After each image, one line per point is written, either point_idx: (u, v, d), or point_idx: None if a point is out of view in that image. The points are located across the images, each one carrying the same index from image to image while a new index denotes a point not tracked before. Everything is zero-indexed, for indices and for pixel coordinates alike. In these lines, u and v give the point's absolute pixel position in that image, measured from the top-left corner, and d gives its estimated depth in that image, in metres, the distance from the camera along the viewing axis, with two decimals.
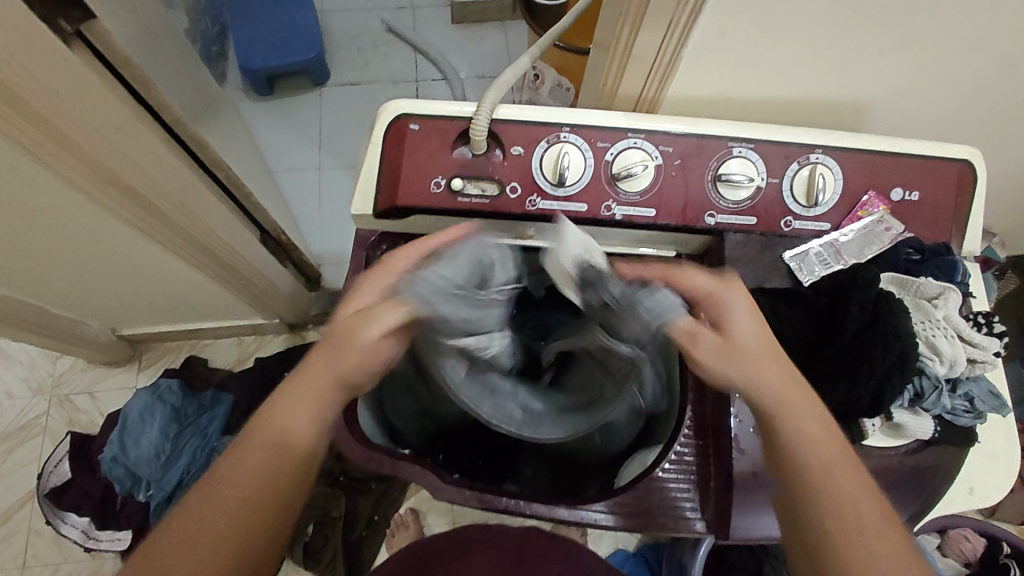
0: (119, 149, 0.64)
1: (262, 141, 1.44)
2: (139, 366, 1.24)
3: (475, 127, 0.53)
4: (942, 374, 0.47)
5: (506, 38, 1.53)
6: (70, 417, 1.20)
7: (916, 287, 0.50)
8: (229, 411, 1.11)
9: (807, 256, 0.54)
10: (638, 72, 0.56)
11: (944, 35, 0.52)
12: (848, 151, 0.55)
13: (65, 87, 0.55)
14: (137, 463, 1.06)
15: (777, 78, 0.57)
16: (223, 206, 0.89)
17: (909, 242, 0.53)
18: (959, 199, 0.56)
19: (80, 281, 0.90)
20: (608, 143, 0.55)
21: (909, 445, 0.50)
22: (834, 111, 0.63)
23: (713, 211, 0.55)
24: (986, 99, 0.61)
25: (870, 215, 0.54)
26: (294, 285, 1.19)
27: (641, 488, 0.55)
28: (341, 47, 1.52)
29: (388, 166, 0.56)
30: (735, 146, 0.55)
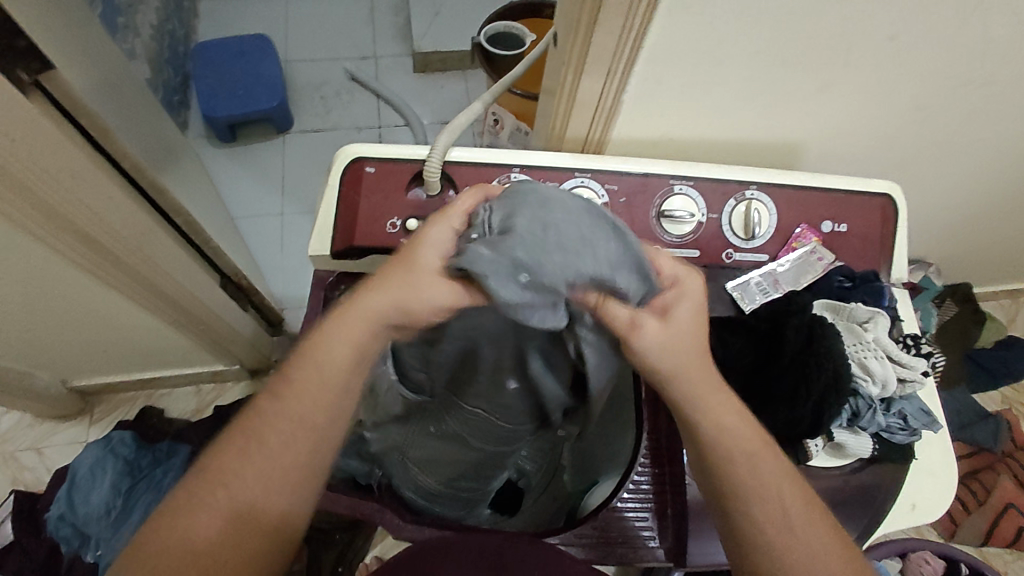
0: (74, 194, 0.64)
1: (224, 187, 1.45)
2: (91, 419, 1.19)
3: (428, 168, 0.55)
4: (875, 395, 0.49)
5: (466, 85, 1.60)
6: (14, 476, 1.14)
7: (848, 312, 0.52)
8: (186, 461, 1.09)
9: (748, 285, 0.56)
10: (583, 117, 0.59)
11: (858, 79, 0.57)
12: (780, 188, 0.59)
13: (21, 133, 0.55)
14: (86, 520, 1.02)
15: (711, 121, 0.61)
16: (182, 252, 0.88)
17: (840, 270, 0.56)
18: (884, 231, 0.60)
19: (29, 331, 0.88)
20: (556, 183, 0.57)
21: (852, 464, 0.51)
22: (768, 152, 0.67)
23: (659, 245, 0.58)
24: (901, 139, 0.66)
25: (803, 246, 0.58)
26: (255, 330, 1.16)
27: (582, 532, 0.56)
28: (304, 94, 1.57)
29: (344, 209, 0.57)
30: (677, 184, 0.58)
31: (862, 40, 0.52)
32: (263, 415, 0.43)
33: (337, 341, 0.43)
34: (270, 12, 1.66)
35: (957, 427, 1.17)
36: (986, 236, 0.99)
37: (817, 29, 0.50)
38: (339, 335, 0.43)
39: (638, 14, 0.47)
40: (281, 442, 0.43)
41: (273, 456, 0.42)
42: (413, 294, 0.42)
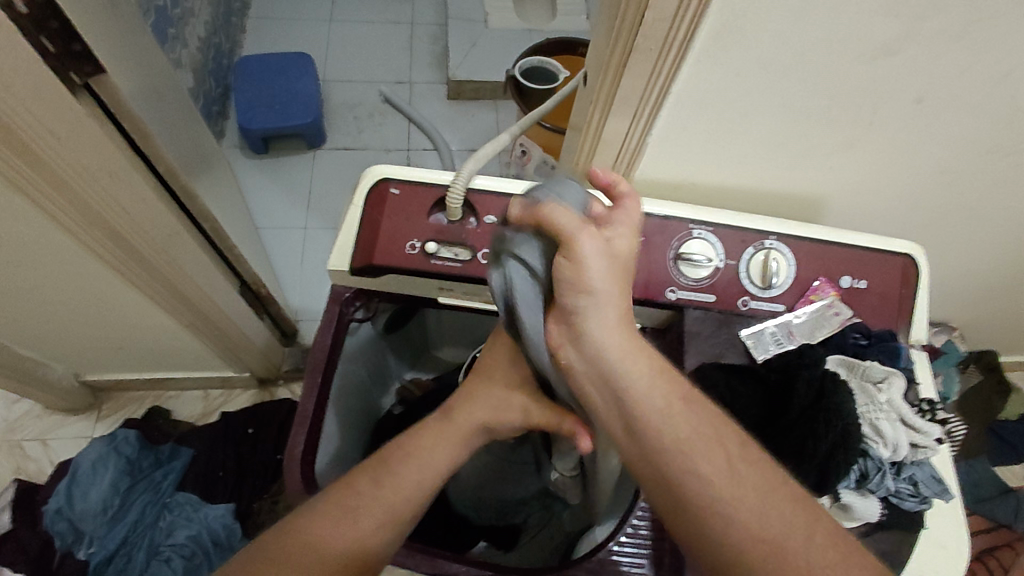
0: (110, 193, 0.66)
1: (252, 198, 1.48)
2: (98, 414, 1.21)
3: (451, 194, 0.55)
4: (886, 458, 0.47)
5: (496, 116, 1.64)
6: (18, 465, 1.15)
7: (863, 369, 0.51)
8: (186, 465, 1.10)
9: (762, 335, 0.56)
10: (607, 156, 0.60)
11: (885, 138, 0.57)
12: (799, 240, 0.59)
13: (66, 132, 0.58)
14: (82, 517, 1.03)
15: (735, 168, 0.62)
16: (205, 257, 0.89)
17: (856, 327, 0.56)
18: (905, 291, 0.59)
19: (51, 322, 0.90)
20: None
21: (860, 528, 0.50)
22: (790, 203, 0.68)
23: (674, 287, 0.58)
24: (926, 201, 0.66)
25: (821, 299, 0.57)
26: (268, 339, 1.17)
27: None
28: (339, 113, 1.61)
29: (366, 227, 0.58)
30: (696, 228, 0.58)
31: (889, 100, 0.52)
32: (360, 493, 0.46)
33: (436, 445, 0.50)
34: (314, 33, 1.72)
35: (974, 499, 1.13)
36: (1011, 304, 0.97)
37: (845, 87, 0.51)
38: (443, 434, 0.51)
39: (668, 59, 0.48)
40: (371, 513, 0.45)
41: (365, 518, 0.45)
42: (503, 409, 0.53)
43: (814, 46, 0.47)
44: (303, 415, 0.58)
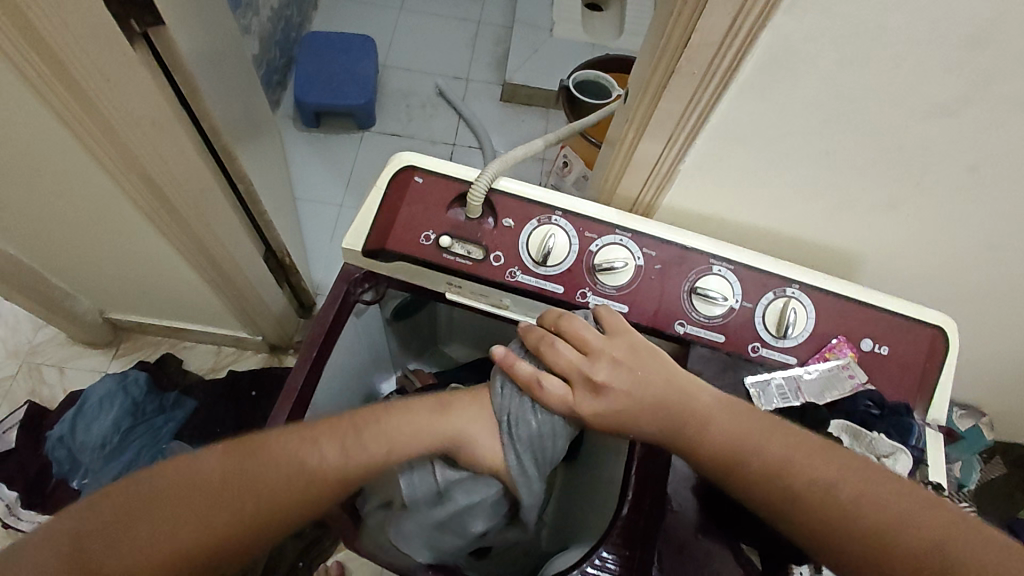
0: (150, 140, 0.68)
1: (296, 168, 1.52)
2: (115, 352, 1.24)
3: (472, 192, 0.55)
4: None
5: (546, 124, 1.64)
6: (34, 387, 1.19)
7: (870, 441, 0.49)
8: (187, 416, 1.12)
9: (768, 385, 0.53)
10: (636, 178, 0.58)
11: (930, 202, 0.54)
12: (824, 293, 0.56)
13: (116, 76, 0.60)
14: (82, 449, 1.06)
15: (767, 210, 0.59)
16: (235, 217, 0.91)
17: (869, 395, 0.52)
18: (929, 366, 0.56)
19: (82, 256, 0.94)
20: (595, 235, 0.56)
21: None
22: (822, 255, 0.65)
23: (684, 320, 0.56)
24: (967, 277, 0.63)
25: (836, 358, 0.55)
26: (285, 308, 1.18)
27: None
28: (393, 99, 1.64)
29: (384, 211, 0.58)
30: (716, 265, 0.56)
31: (940, 163, 0.50)
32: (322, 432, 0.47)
33: (401, 414, 0.49)
34: (382, 17, 1.75)
35: None
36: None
37: (895, 142, 0.49)
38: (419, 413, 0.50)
39: (709, 87, 0.46)
40: (326, 455, 0.45)
41: (316, 456, 0.45)
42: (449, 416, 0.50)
43: (864, 95, 0.45)
44: (290, 388, 0.58)
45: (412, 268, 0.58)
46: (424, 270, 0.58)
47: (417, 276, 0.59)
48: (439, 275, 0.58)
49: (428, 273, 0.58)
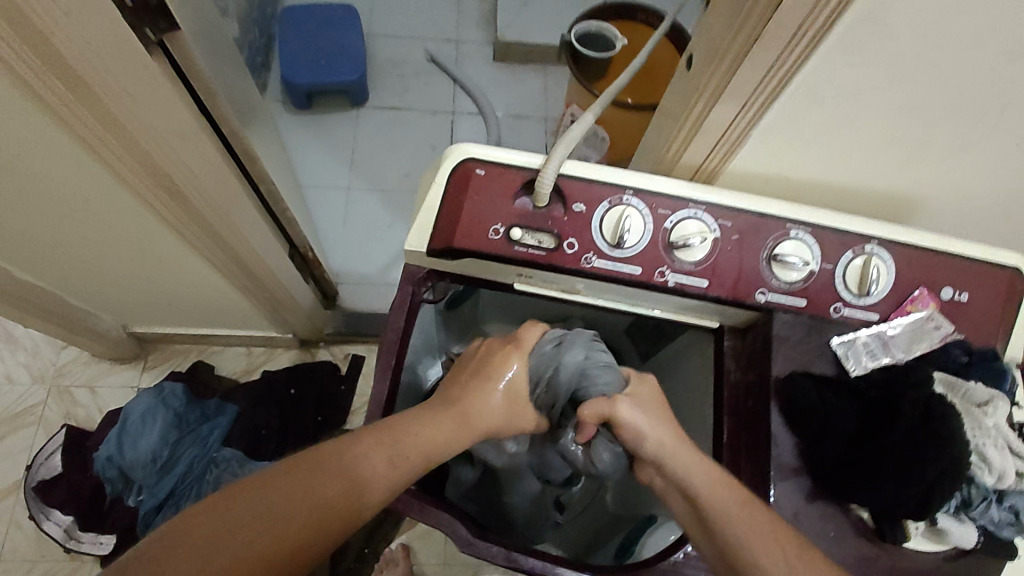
0: (177, 154, 0.64)
1: (294, 155, 1.46)
2: (144, 365, 1.22)
3: (541, 180, 0.53)
4: (990, 485, 0.46)
5: (544, 81, 1.58)
6: (67, 410, 1.17)
7: (965, 390, 0.49)
8: (232, 421, 1.12)
9: (855, 344, 0.54)
10: (702, 146, 0.56)
11: (1008, 143, 0.53)
12: (901, 246, 0.56)
13: (140, 92, 0.55)
14: (132, 466, 1.05)
15: (832, 165, 0.58)
16: (261, 220, 0.88)
17: (958, 343, 0.53)
18: (1007, 306, 0.56)
19: (105, 275, 0.90)
20: (668, 211, 0.55)
21: (949, 551, 0.49)
22: (883, 204, 0.64)
23: (765, 288, 0.55)
24: None
25: (919, 310, 0.55)
26: (313, 302, 1.16)
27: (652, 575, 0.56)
28: (383, 71, 1.57)
29: (447, 208, 0.56)
30: (793, 229, 0.55)
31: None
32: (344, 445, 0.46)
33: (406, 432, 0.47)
34: None
35: None
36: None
37: (982, 87, 0.47)
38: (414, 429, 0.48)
39: (795, 49, 0.44)
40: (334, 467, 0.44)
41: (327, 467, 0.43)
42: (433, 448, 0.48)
43: (959, 42, 0.43)
44: (377, 399, 0.58)
45: (481, 266, 0.57)
46: (494, 267, 0.57)
47: (485, 271, 0.58)
48: (510, 270, 0.57)
49: (499, 267, 0.57)
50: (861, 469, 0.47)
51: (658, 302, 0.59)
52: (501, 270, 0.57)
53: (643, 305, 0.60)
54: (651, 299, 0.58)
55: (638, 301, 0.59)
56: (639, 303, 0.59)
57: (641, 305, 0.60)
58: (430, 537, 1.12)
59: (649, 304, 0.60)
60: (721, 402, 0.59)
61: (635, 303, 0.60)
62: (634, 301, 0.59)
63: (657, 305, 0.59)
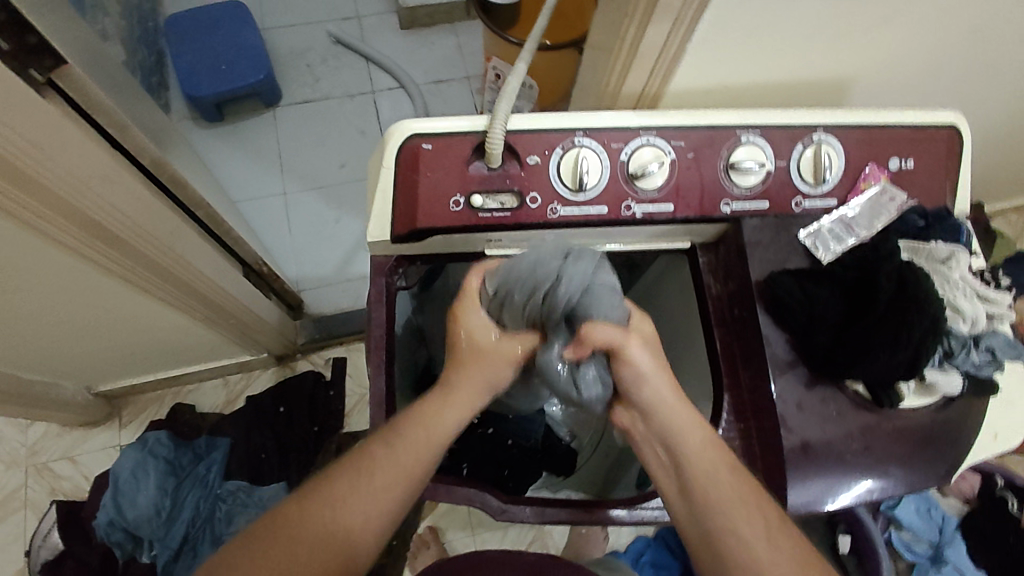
0: (103, 198, 0.60)
1: (219, 171, 1.39)
2: (120, 422, 1.17)
3: (491, 140, 0.51)
4: (966, 332, 0.49)
5: (457, 39, 1.53)
6: (51, 486, 1.12)
7: (928, 251, 0.52)
8: (227, 454, 1.09)
9: (821, 233, 0.56)
10: (641, 71, 0.56)
11: (927, 7, 0.54)
12: (846, 128, 0.57)
13: (46, 140, 0.51)
14: (136, 523, 1.01)
15: (768, 65, 0.58)
16: (207, 246, 0.83)
17: (914, 209, 0.55)
18: (950, 163, 0.58)
19: (55, 341, 0.85)
20: (621, 144, 0.55)
21: (938, 401, 0.52)
22: (819, 91, 0.65)
23: (728, 199, 0.56)
24: (953, 71, 0.65)
25: (873, 187, 0.57)
26: (280, 316, 1.13)
27: None
28: (289, 63, 1.49)
29: (402, 190, 0.54)
30: (743, 134, 0.56)
31: None
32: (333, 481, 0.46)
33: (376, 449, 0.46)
34: None
35: None
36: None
37: None
38: (420, 426, 0.47)
39: None
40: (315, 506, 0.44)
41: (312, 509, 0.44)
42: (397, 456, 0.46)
43: None
44: (377, 396, 0.57)
45: (449, 240, 0.56)
46: (460, 239, 0.56)
47: (453, 245, 0.57)
48: (478, 237, 0.56)
49: (467, 238, 0.56)
50: (850, 348, 0.49)
51: (624, 237, 0.59)
52: (469, 240, 0.56)
53: (609, 243, 0.60)
54: (618, 235, 0.58)
55: (604, 240, 0.59)
56: (606, 242, 0.60)
57: (608, 244, 0.60)
58: (454, 512, 1.13)
59: (614, 241, 0.60)
60: (709, 318, 0.60)
61: (601, 243, 0.60)
62: (602, 241, 0.59)
63: (622, 240, 0.60)
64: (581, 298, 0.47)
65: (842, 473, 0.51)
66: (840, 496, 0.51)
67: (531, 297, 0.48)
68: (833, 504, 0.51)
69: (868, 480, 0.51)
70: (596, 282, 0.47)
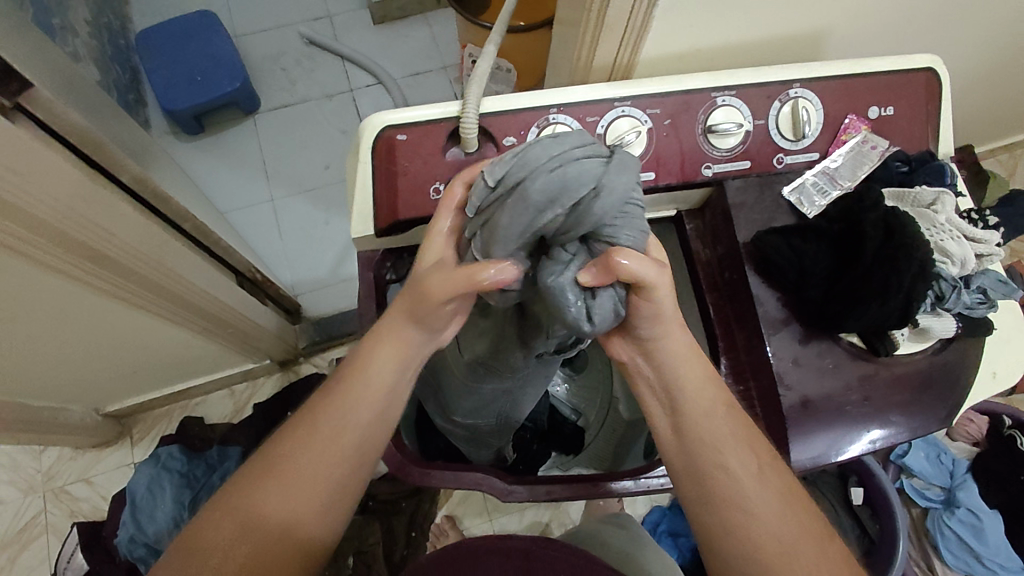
0: (87, 218, 0.59)
1: (205, 183, 1.39)
2: (132, 440, 1.18)
3: (465, 124, 0.51)
4: (956, 274, 0.49)
5: (431, 28, 1.52)
6: (70, 509, 1.13)
7: (913, 196, 0.52)
8: (239, 462, 1.10)
9: (805, 188, 0.55)
10: (612, 42, 0.55)
11: None
12: (823, 81, 0.56)
13: (21, 165, 0.50)
14: (158, 538, 1.02)
15: (741, 24, 0.57)
16: (198, 256, 0.83)
17: (896, 156, 0.55)
18: (930, 107, 0.58)
19: (56, 365, 0.85)
20: (597, 117, 0.54)
21: (933, 346, 0.53)
22: (794, 47, 0.64)
23: (709, 162, 0.56)
24: (929, 14, 0.64)
25: (854, 137, 0.56)
26: (278, 321, 1.13)
27: None
28: (265, 68, 1.48)
29: (382, 182, 0.54)
30: (719, 96, 0.55)
31: None
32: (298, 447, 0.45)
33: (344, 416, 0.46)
34: None
35: None
36: (1009, 90, 0.97)
37: None
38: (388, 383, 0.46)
39: None
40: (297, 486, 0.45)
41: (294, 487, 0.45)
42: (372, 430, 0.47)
43: None
44: None
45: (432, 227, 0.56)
46: None
47: None
48: None
49: None
50: (845, 302, 0.48)
51: None
52: None
53: None
54: None
55: None
56: None
57: None
58: (469, 499, 1.15)
59: None
60: (699, 284, 0.60)
61: None
62: None
63: None
64: (610, 218, 0.37)
65: (846, 425, 0.51)
66: (848, 446, 0.51)
67: (554, 204, 0.36)
68: (842, 454, 0.51)
69: (875, 429, 0.52)
70: (632, 202, 0.37)
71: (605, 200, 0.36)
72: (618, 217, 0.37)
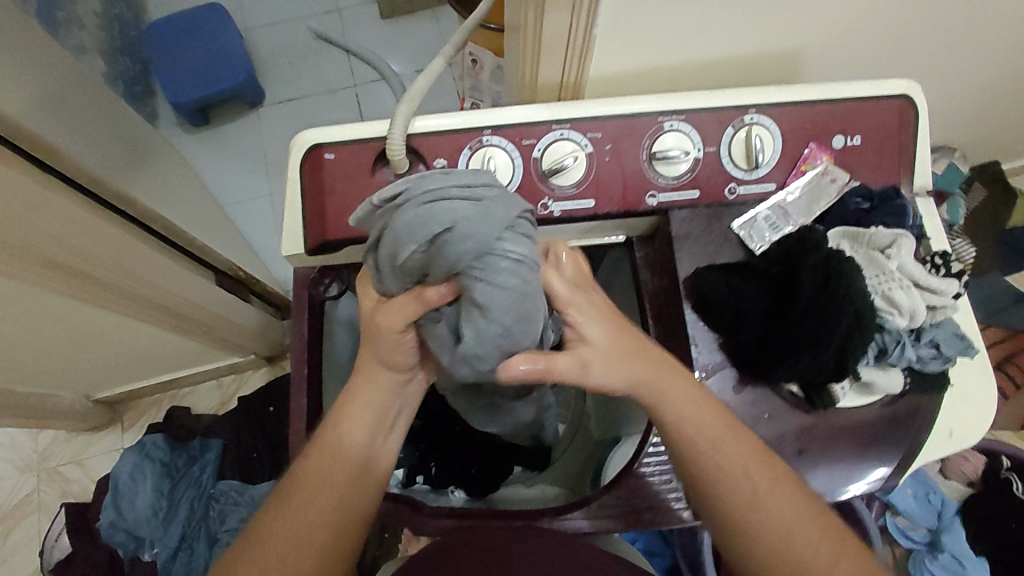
0: (37, 224, 0.60)
1: (207, 176, 1.41)
2: (123, 426, 1.22)
3: (390, 145, 0.49)
4: (903, 326, 0.45)
5: (437, 24, 1.50)
6: (62, 489, 1.17)
7: (868, 237, 0.48)
8: (220, 455, 1.12)
9: (756, 222, 0.52)
10: (554, 61, 0.52)
11: None
12: (781, 107, 0.53)
13: None
14: (137, 524, 1.05)
15: (701, 43, 0.54)
16: (166, 257, 0.84)
17: (856, 191, 0.51)
18: (904, 136, 0.53)
19: (33, 357, 0.87)
20: (533, 140, 0.52)
21: (882, 399, 0.49)
22: (767, 65, 0.60)
23: (654, 190, 0.53)
24: (919, 34, 0.59)
25: (814, 168, 0.52)
26: (261, 318, 1.14)
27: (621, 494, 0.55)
28: (271, 61, 1.49)
29: (310, 200, 0.52)
30: (666, 121, 0.52)
31: None
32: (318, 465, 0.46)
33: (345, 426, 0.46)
34: None
35: (989, 313, 1.10)
36: None
37: None
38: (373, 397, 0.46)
39: None
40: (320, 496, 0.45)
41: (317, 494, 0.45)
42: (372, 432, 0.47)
43: None
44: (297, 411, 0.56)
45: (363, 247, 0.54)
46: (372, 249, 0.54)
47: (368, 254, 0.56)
48: None
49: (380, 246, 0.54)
50: (774, 350, 0.46)
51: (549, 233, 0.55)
52: None
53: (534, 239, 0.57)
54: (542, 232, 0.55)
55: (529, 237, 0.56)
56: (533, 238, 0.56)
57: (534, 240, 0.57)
58: None
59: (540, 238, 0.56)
60: (647, 318, 0.58)
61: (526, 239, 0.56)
62: None
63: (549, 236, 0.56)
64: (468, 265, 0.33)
65: (840, 468, 0.49)
66: (853, 487, 0.49)
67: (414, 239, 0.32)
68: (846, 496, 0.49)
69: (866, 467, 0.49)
70: (496, 251, 0.33)
71: (460, 236, 0.32)
72: (487, 260, 0.33)
